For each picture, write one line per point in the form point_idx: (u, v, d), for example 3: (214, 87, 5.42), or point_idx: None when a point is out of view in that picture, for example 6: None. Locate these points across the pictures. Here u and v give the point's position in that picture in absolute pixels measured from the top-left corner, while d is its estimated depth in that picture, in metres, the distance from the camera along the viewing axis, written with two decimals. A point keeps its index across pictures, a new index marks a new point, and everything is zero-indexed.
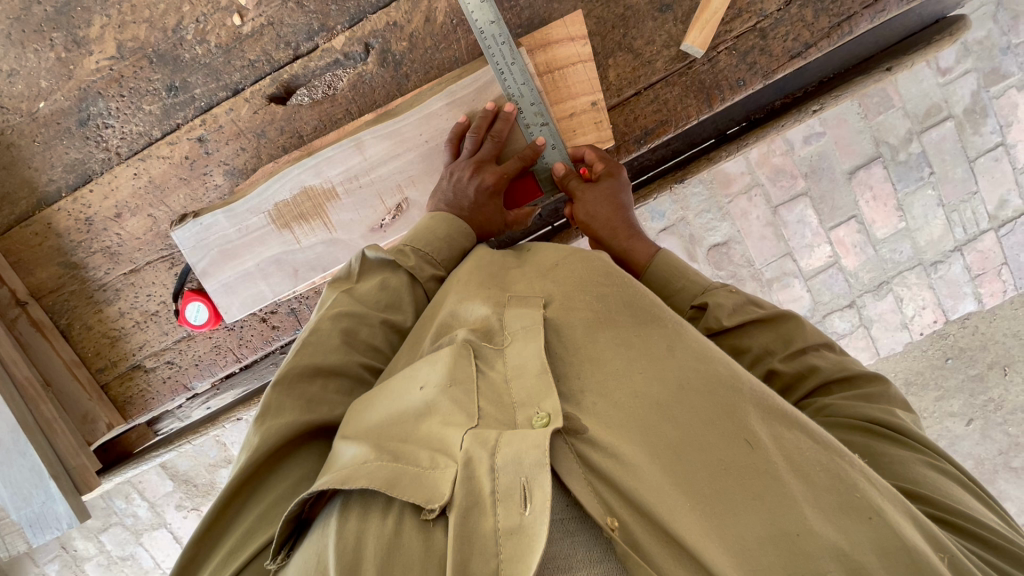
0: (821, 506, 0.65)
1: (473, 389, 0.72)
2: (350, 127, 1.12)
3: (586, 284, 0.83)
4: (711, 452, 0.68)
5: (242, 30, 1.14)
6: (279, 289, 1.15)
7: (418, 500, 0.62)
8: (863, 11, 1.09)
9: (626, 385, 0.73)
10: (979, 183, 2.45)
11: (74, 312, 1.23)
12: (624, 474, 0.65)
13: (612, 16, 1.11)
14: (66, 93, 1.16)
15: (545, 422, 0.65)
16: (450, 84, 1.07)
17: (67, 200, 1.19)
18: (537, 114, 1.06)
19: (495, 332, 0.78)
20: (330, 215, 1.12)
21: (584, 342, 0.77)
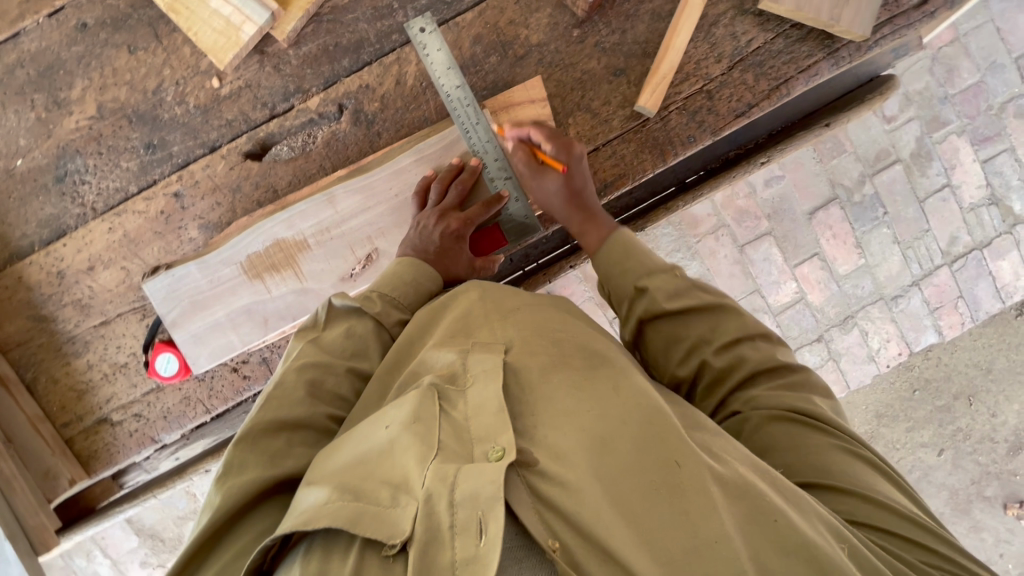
0: (751, 531, 0.68)
1: (436, 423, 0.73)
2: (323, 182, 1.16)
3: (542, 331, 0.88)
4: (650, 477, 0.70)
5: (221, 91, 1.19)
6: (248, 338, 1.16)
7: (380, 537, 0.63)
8: (798, 75, 1.20)
9: (573, 417, 0.75)
10: (930, 221, 2.60)
11: (41, 365, 1.22)
12: (568, 500, 0.67)
13: (570, 79, 1.20)
14: (44, 151, 1.19)
15: (500, 456, 0.67)
16: (419, 142, 1.13)
17: (40, 254, 1.20)
18: (501, 169, 1.12)
19: (458, 375, 0.80)
20: (301, 265, 1.14)
21: (538, 381, 0.80)
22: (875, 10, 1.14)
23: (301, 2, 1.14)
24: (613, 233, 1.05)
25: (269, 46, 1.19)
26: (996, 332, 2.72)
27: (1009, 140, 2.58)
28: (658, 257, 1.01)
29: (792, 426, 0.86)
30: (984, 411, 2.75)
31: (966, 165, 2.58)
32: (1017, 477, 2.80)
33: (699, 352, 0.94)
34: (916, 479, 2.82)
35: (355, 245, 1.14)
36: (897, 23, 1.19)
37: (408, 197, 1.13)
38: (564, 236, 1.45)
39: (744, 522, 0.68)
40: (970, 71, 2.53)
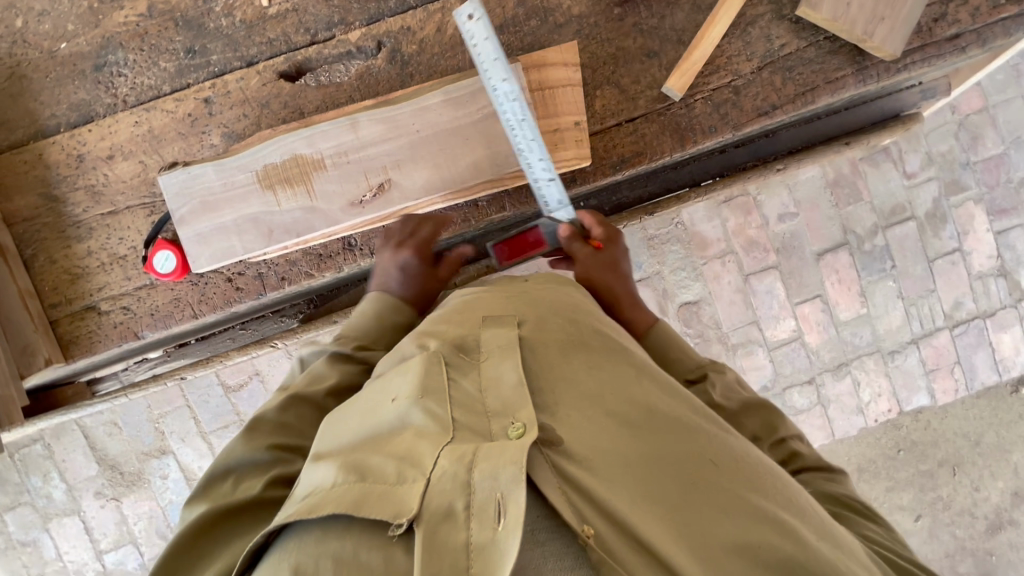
0: (778, 526, 0.72)
1: (448, 395, 0.75)
2: (350, 108, 1.19)
3: (559, 310, 0.92)
4: (679, 469, 0.73)
5: (268, 11, 1.24)
6: (250, 246, 1.17)
7: (385, 516, 0.63)
8: (825, 86, 1.23)
9: (600, 399, 0.78)
10: (937, 282, 2.60)
11: (42, 243, 1.24)
12: (599, 485, 0.68)
13: (604, 54, 1.23)
14: (89, 39, 1.23)
15: (520, 433, 0.69)
16: (448, 84, 1.16)
17: (65, 135, 1.23)
18: (545, 170, 1.11)
19: (470, 348, 0.82)
20: (314, 184, 1.16)
21: (558, 359, 0.82)
22: (908, 31, 1.17)
23: None
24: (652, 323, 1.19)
25: None
26: (989, 406, 2.70)
27: None
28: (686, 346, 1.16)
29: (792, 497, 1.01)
30: (968, 483, 2.72)
31: (979, 234, 2.60)
32: (993, 557, 2.75)
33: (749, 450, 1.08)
34: None
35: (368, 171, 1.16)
36: (927, 51, 1.23)
37: (430, 135, 1.16)
38: None
39: (775, 521, 0.72)
40: (995, 141, 2.58)
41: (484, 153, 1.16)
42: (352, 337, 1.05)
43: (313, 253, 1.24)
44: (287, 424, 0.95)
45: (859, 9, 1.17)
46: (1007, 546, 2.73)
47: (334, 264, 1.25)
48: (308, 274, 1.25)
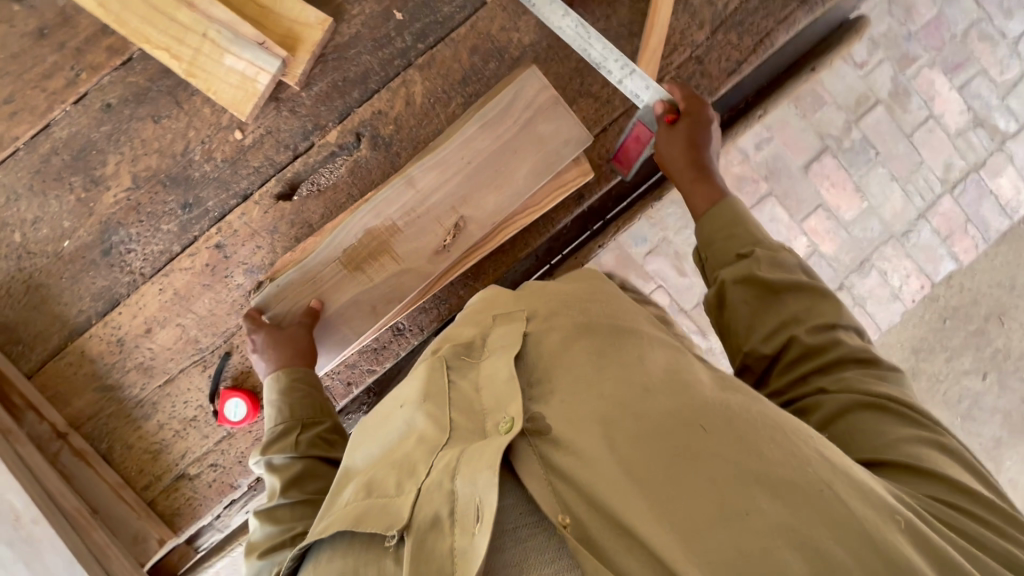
0: (783, 493, 0.63)
1: (447, 399, 0.80)
2: (397, 169, 1.19)
3: (574, 300, 0.90)
4: (667, 438, 0.69)
5: (244, 142, 1.26)
6: (361, 329, 1.17)
7: (380, 526, 0.69)
8: (778, 26, 1.27)
9: (593, 383, 0.76)
10: (922, 153, 2.66)
11: (113, 434, 1.25)
12: (579, 468, 0.68)
13: (567, 70, 1.27)
14: (88, 228, 1.25)
15: (508, 428, 0.71)
16: (481, 108, 1.15)
17: (98, 326, 1.25)
18: (622, 68, 1.16)
19: (477, 347, 0.87)
20: (395, 248, 1.16)
21: (557, 349, 0.82)
22: None
23: (307, 46, 1.22)
24: (723, 196, 1.13)
25: (282, 92, 1.26)
26: (1011, 249, 2.76)
27: (979, 64, 2.68)
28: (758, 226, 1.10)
29: (857, 412, 0.85)
30: (1018, 327, 2.77)
31: (944, 95, 2.66)
32: None
33: (787, 328, 0.95)
34: (967, 409, 2.80)
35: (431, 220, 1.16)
36: None
37: (469, 173, 1.15)
38: (583, 223, 1.51)
39: (778, 485, 0.63)
40: (926, 6, 2.60)
41: (507, 194, 1.16)
42: (282, 427, 1.04)
43: (369, 350, 1.27)
44: (276, 523, 0.90)
45: None
46: None
47: (391, 352, 1.28)
48: (371, 369, 1.28)
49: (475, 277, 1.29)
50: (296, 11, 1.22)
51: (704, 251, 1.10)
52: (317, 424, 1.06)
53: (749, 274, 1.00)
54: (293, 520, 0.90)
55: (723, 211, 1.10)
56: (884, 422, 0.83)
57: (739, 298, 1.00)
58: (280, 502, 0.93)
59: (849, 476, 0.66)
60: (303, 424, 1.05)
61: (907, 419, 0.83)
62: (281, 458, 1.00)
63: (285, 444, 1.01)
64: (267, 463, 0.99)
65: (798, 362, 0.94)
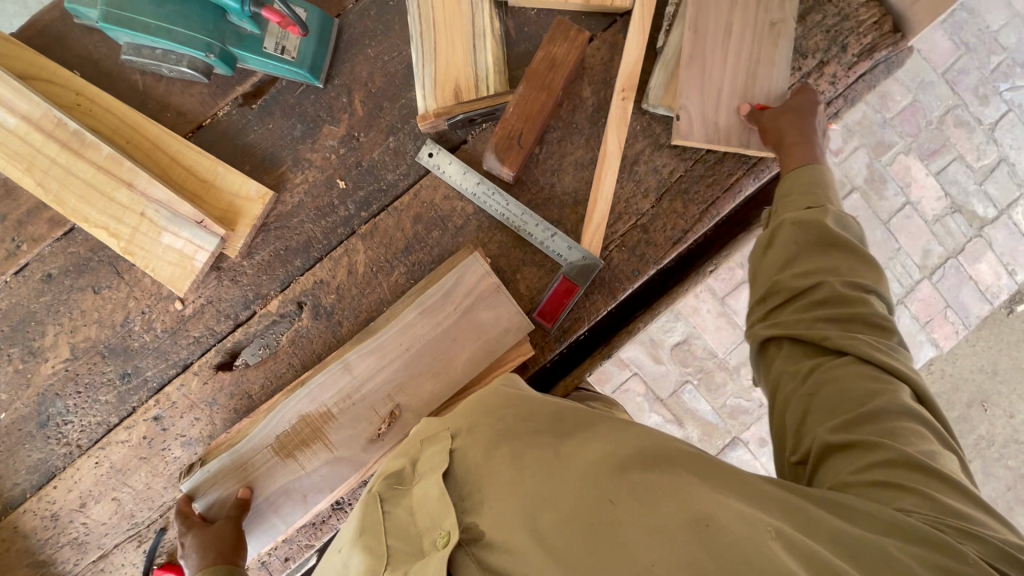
0: (677, 539, 0.61)
1: (381, 529, 0.75)
2: (336, 351, 1.18)
3: (495, 407, 0.91)
4: (573, 509, 0.68)
5: (185, 312, 1.25)
6: (290, 518, 1.14)
7: None
8: (724, 195, 1.26)
9: (516, 481, 0.75)
10: (900, 240, 2.66)
11: None
12: (510, 566, 0.65)
13: (510, 238, 1.26)
14: (25, 400, 1.24)
15: (445, 541, 0.70)
16: (420, 294, 1.15)
17: (33, 500, 1.23)
18: (544, 231, 1.22)
19: (409, 475, 0.84)
20: (329, 436, 1.13)
21: (483, 455, 0.80)
22: None
23: (248, 219, 1.22)
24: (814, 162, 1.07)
25: (223, 261, 1.25)
26: (993, 334, 2.72)
27: (955, 150, 2.67)
28: (839, 199, 1.03)
29: (856, 386, 0.80)
30: (1002, 414, 2.72)
31: (920, 181, 2.65)
32: None
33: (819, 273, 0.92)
34: None
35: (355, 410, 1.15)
36: None
37: (405, 359, 1.14)
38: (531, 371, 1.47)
39: (677, 532, 0.62)
40: (902, 93, 2.64)
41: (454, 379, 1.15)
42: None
43: (308, 525, 1.24)
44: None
45: (728, 123, 1.20)
46: None
47: (330, 526, 1.24)
48: (309, 544, 1.24)
49: None
50: (237, 185, 1.22)
51: (778, 205, 1.05)
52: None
53: (810, 220, 0.96)
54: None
55: (799, 177, 1.05)
56: (876, 394, 0.79)
57: (788, 239, 0.97)
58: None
59: (747, 515, 0.64)
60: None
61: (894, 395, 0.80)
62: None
63: None
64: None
65: (797, 339, 0.89)
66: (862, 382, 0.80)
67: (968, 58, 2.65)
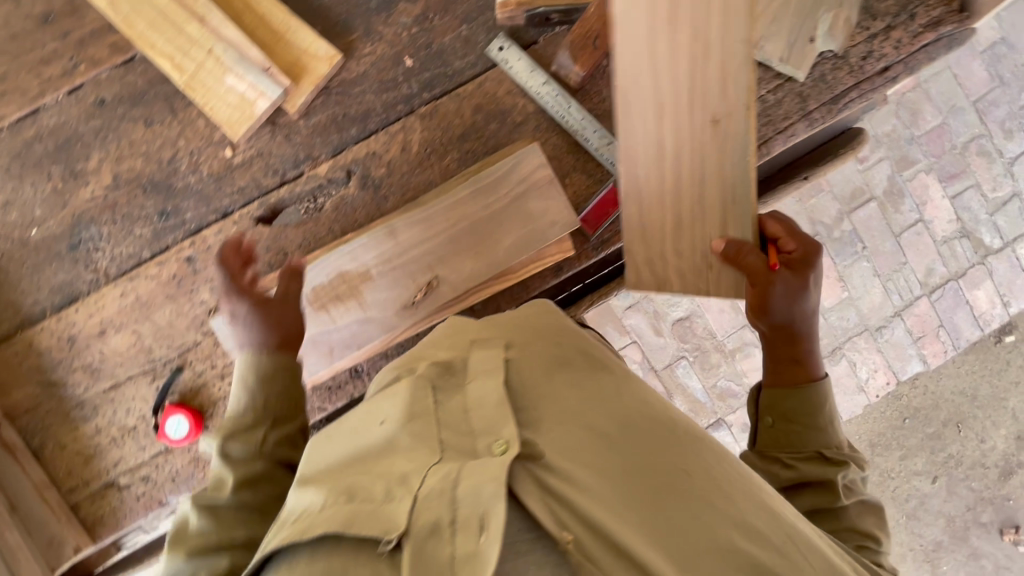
0: (742, 526, 0.73)
1: (433, 418, 0.75)
2: (382, 218, 1.20)
3: (546, 336, 0.97)
4: (652, 470, 0.76)
5: (233, 160, 1.25)
6: (314, 369, 1.17)
7: (376, 531, 0.62)
8: (776, 136, 1.29)
9: (580, 418, 0.81)
10: (907, 254, 2.72)
11: (48, 431, 1.23)
12: (578, 496, 0.69)
13: (565, 142, 1.27)
14: (59, 220, 1.23)
15: (504, 449, 0.70)
16: (474, 175, 1.18)
17: (52, 320, 1.23)
18: (601, 138, 1.25)
19: (458, 370, 0.84)
20: (364, 295, 1.16)
21: (542, 380, 0.86)
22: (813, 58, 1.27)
23: (312, 78, 1.22)
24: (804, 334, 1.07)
25: (279, 117, 1.26)
26: (978, 360, 2.82)
27: (974, 177, 2.74)
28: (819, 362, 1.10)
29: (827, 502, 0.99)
30: (973, 437, 2.83)
31: (936, 202, 2.73)
32: (1010, 502, 2.86)
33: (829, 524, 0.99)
34: (913, 509, 2.85)
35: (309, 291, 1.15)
36: (863, 87, 1.31)
37: (450, 235, 1.17)
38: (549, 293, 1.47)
39: (740, 518, 0.74)
40: (933, 113, 2.71)
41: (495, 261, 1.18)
42: (250, 420, 0.97)
43: (323, 387, 1.25)
44: (213, 521, 0.83)
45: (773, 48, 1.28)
46: (1020, 488, 2.85)
47: (344, 393, 1.26)
48: (321, 407, 1.26)
49: None
50: (307, 41, 1.22)
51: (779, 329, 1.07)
52: (284, 425, 0.99)
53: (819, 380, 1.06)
54: (233, 526, 0.84)
55: (802, 401, 1.05)
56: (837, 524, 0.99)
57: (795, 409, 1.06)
58: (227, 499, 0.87)
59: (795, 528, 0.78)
60: (273, 420, 0.98)
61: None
62: (240, 453, 0.93)
63: (247, 435, 0.95)
64: (222, 454, 0.93)
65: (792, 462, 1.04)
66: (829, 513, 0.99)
67: (1001, 90, 2.72)
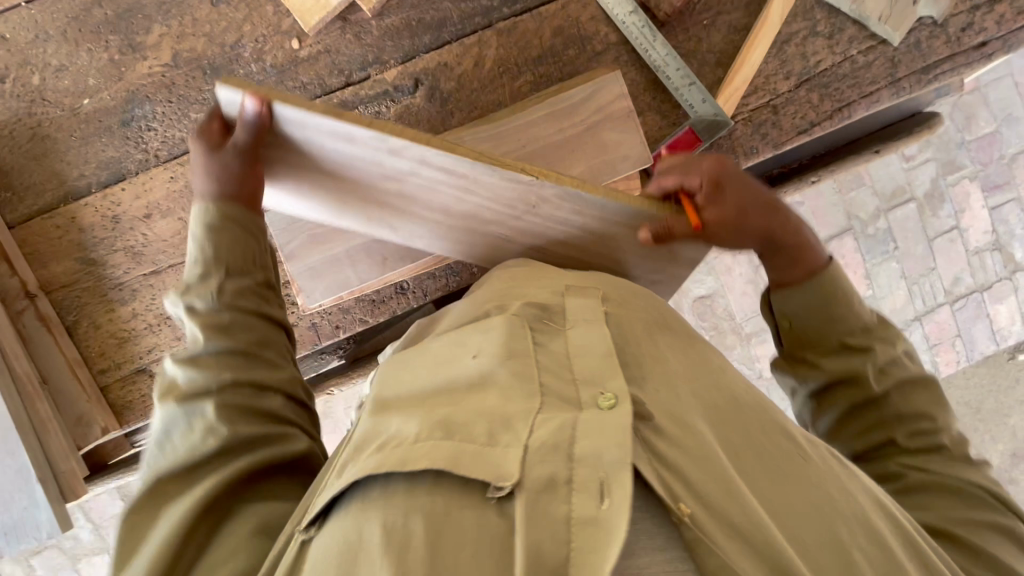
0: (860, 523, 0.69)
1: (533, 357, 0.70)
2: (449, 132, 1.17)
3: (637, 294, 0.90)
4: (763, 451, 0.71)
5: (299, 54, 1.20)
6: (365, 276, 1.16)
7: (486, 476, 0.56)
8: (860, 100, 1.24)
9: (683, 381, 0.75)
10: (937, 259, 2.47)
11: (83, 309, 1.20)
12: (693, 465, 0.63)
13: (644, 79, 1.23)
14: (113, 93, 1.18)
15: (613, 404, 0.63)
16: (553, 96, 1.14)
17: (97, 196, 1.19)
18: (683, 77, 1.20)
19: (554, 312, 0.78)
20: None
21: (644, 339, 0.79)
22: (912, 21, 1.22)
23: None
24: (796, 232, 0.95)
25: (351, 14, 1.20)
26: None
27: None
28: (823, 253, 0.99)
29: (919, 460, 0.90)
30: None
31: (975, 211, 2.45)
32: None
33: (849, 406, 0.96)
34: None
35: (245, 118, 0.80)
36: (956, 61, 1.25)
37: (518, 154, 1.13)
38: None
39: (853, 511, 0.70)
40: (987, 119, 2.42)
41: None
42: (206, 271, 0.86)
43: (366, 299, 1.23)
44: (196, 367, 0.80)
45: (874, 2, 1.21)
46: None
47: (388, 308, 1.24)
48: (363, 319, 1.24)
49: None
50: None
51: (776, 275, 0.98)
52: (255, 269, 0.90)
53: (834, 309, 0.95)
54: (218, 370, 0.80)
55: (812, 313, 0.97)
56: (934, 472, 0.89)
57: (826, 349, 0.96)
58: (204, 349, 0.81)
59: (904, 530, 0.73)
60: (230, 270, 0.86)
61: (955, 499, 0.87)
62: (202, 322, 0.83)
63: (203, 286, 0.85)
64: (187, 308, 0.84)
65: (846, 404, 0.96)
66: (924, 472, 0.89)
67: None
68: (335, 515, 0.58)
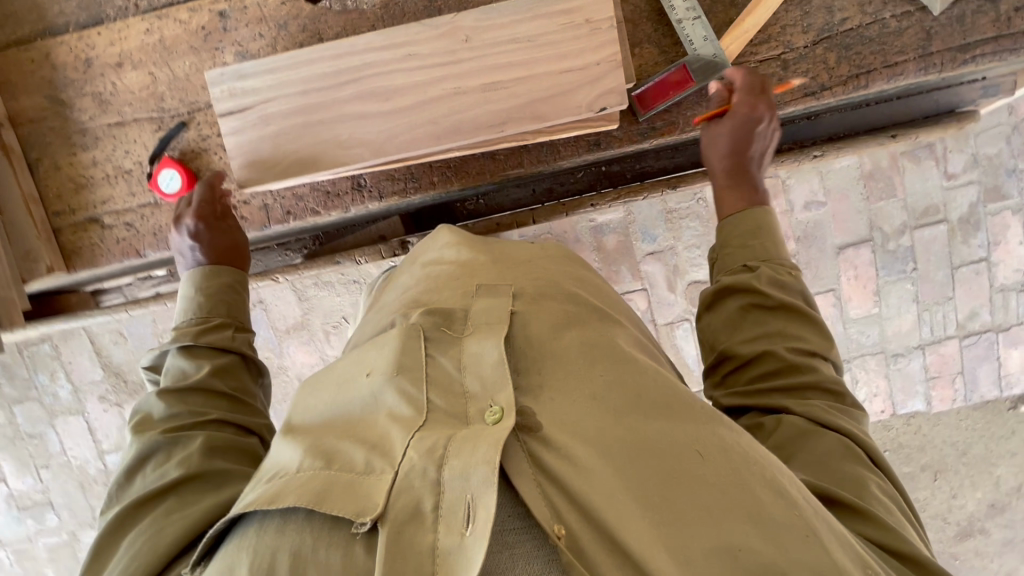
0: (770, 530, 0.57)
1: (422, 370, 0.66)
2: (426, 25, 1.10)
3: (556, 282, 0.83)
4: (664, 454, 0.61)
5: None
6: (304, 158, 1.06)
7: (350, 512, 0.54)
8: (882, 70, 1.13)
9: (583, 380, 0.67)
10: (954, 290, 2.00)
11: (47, 148, 1.21)
12: (569, 472, 0.58)
13: (648, 9, 1.14)
14: None
15: (496, 418, 0.59)
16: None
17: (73, 36, 1.17)
18: (688, 11, 1.11)
19: (457, 321, 0.71)
20: (378, 87, 1.04)
21: (550, 334, 0.72)
22: None
23: None
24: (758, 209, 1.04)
25: None
26: None
27: None
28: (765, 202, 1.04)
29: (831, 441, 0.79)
30: None
31: (1012, 245, 1.96)
32: None
33: (770, 340, 0.87)
34: None
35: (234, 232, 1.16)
36: (1001, 44, 1.11)
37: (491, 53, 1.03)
38: (593, 180, 1.45)
39: (766, 519, 0.58)
40: None
41: (539, 83, 1.03)
42: (213, 322, 1.04)
43: (321, 189, 1.21)
44: (180, 404, 0.93)
45: None
46: (973, 554, 2.33)
47: (341, 204, 1.21)
48: (314, 210, 1.21)
49: (453, 173, 1.19)
50: None
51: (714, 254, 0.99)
52: (245, 328, 1.08)
53: (755, 275, 0.92)
54: (197, 408, 0.93)
55: (742, 247, 0.97)
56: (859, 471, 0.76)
57: (735, 307, 0.91)
58: (189, 387, 0.95)
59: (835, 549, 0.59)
60: (238, 325, 1.07)
61: (852, 460, 0.78)
62: (205, 347, 1.01)
63: (216, 333, 1.03)
64: (184, 348, 1.00)
65: (767, 374, 0.85)
66: (845, 455, 0.78)
67: None
68: (223, 550, 0.59)
